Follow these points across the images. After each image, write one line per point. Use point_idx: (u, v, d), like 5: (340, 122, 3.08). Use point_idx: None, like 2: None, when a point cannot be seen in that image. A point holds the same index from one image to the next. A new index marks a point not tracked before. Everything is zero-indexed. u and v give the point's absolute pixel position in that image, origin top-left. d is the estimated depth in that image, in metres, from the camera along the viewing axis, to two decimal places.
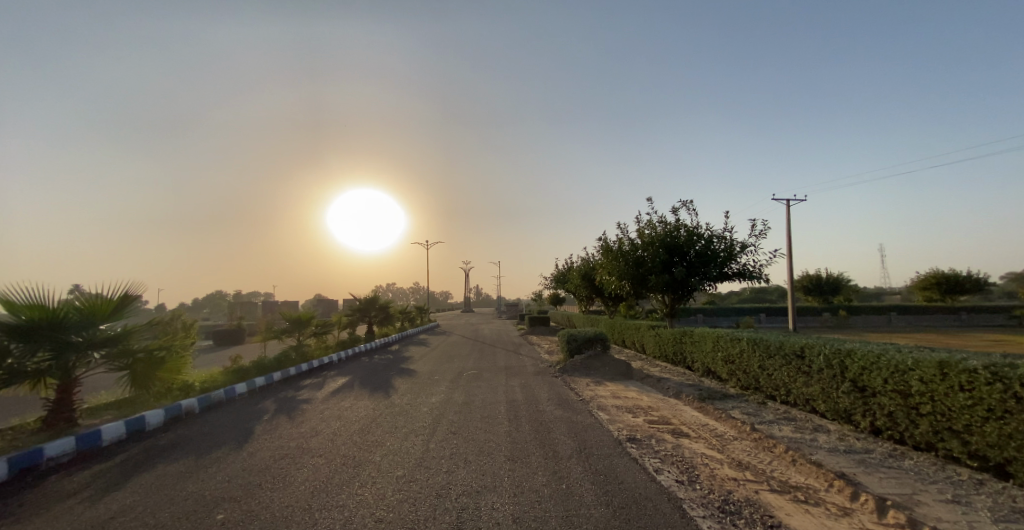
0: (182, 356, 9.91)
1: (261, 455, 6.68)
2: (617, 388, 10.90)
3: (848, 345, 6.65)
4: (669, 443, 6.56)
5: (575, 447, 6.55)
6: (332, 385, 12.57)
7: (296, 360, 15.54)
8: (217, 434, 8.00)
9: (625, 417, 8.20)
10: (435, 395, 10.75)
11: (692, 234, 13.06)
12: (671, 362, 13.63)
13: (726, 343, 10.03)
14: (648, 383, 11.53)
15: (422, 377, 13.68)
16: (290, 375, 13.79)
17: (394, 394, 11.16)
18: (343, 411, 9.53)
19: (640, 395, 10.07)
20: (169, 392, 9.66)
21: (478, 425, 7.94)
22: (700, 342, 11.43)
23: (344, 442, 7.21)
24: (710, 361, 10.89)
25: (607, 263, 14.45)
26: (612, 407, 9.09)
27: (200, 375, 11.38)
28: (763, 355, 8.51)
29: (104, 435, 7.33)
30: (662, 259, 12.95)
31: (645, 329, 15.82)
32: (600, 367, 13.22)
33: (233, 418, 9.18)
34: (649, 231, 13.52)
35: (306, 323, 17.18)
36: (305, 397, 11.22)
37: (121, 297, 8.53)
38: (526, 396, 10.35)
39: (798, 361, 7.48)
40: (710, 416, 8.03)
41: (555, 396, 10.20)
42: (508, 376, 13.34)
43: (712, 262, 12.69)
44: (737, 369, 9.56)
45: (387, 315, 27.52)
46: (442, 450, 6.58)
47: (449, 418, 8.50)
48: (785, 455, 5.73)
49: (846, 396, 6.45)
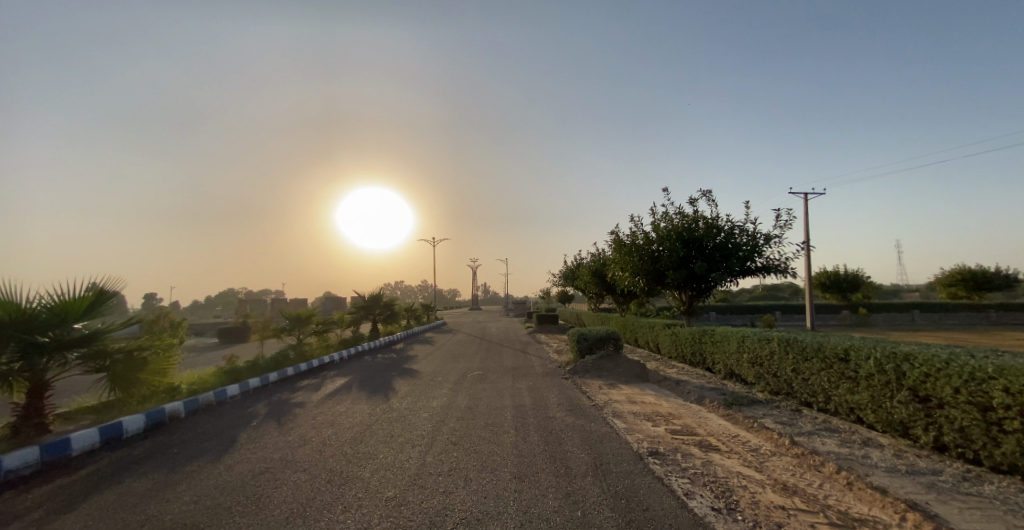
0: (166, 356, 9.26)
1: (241, 468, 6.00)
2: (632, 392, 10.11)
3: (904, 347, 5.84)
4: (697, 459, 5.77)
5: (591, 463, 5.79)
6: (330, 387, 11.90)
7: (294, 359, 14.91)
8: (198, 443, 7.33)
9: (644, 426, 7.40)
10: (437, 398, 10.03)
11: (713, 226, 12.21)
12: (689, 363, 12.83)
13: (752, 344, 9.24)
14: (666, 385, 10.73)
15: (424, 378, 12.99)
16: (286, 376, 13.14)
17: (394, 396, 10.46)
18: (338, 416, 8.83)
19: (658, 399, 9.29)
20: (152, 395, 9.02)
21: (481, 434, 7.18)
22: (723, 342, 10.63)
23: (333, 454, 6.48)
24: (734, 363, 10.09)
25: (620, 258, 13.63)
26: (628, 414, 8.30)
27: (189, 376, 10.73)
28: (797, 357, 7.71)
29: (74, 444, 6.67)
30: (680, 253, 12.11)
31: (660, 328, 14.99)
32: (613, 368, 12.42)
33: (220, 424, 8.51)
34: (666, 223, 12.69)
35: (306, 321, 16.55)
36: (300, 399, 10.54)
37: (98, 294, 7.88)
38: (535, 400, 9.61)
39: (841, 366, 6.66)
40: (740, 425, 7.20)
41: (565, 401, 9.46)
42: (515, 377, 12.58)
43: (735, 255, 11.83)
44: (766, 372, 8.76)
45: (392, 313, 26.85)
46: (441, 465, 5.85)
47: (450, 426, 7.76)
48: (839, 477, 4.91)
49: (903, 406, 5.65)
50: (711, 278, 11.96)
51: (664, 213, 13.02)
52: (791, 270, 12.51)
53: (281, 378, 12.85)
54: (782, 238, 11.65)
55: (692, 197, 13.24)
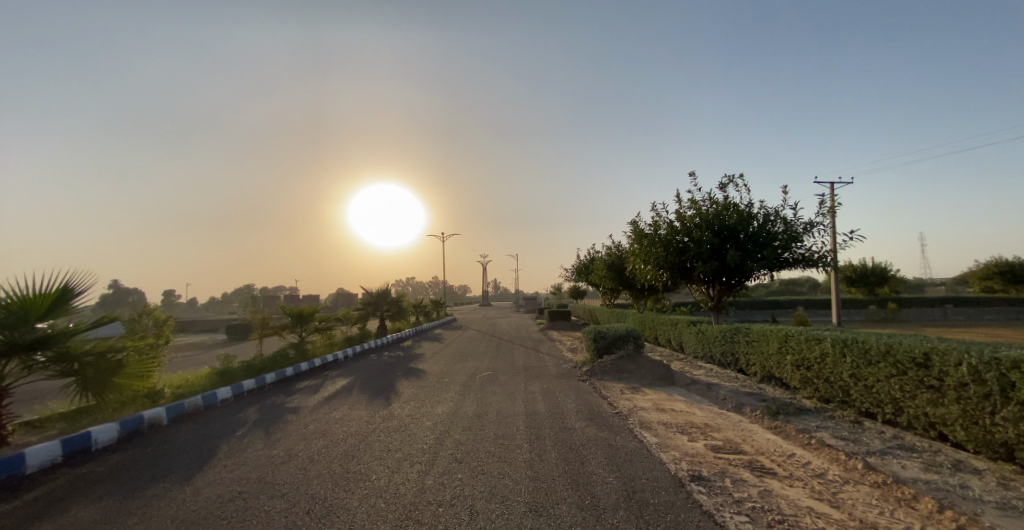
0: (146, 358, 8.42)
1: (208, 494, 5.08)
2: (659, 397, 9.11)
3: (1007, 352, 4.82)
4: (752, 487, 4.76)
5: (622, 492, 4.81)
6: (329, 389, 11.04)
7: (295, 359, 14.11)
8: (171, 457, 6.45)
9: (679, 442, 6.39)
10: (442, 403, 9.11)
11: (746, 213, 11.11)
12: (718, 364, 11.82)
13: (797, 344, 8.26)
14: (696, 389, 9.72)
15: (430, 379, 12.10)
16: (286, 377, 12.31)
17: (396, 400, 9.55)
18: (334, 424, 7.95)
19: (689, 406, 8.28)
20: (130, 402, 8.18)
21: (490, 450, 6.23)
22: (760, 342, 9.64)
23: (320, 473, 5.57)
24: (774, 366, 9.10)
25: (641, 250, 12.57)
26: (658, 425, 7.29)
27: (176, 379, 9.90)
28: (858, 362, 6.74)
29: (29, 460, 5.80)
30: (710, 243, 11.02)
31: (683, 325, 13.96)
32: (635, 369, 11.38)
33: (203, 431, 7.65)
34: (692, 211, 11.63)
35: (308, 318, 15.80)
36: (295, 404, 9.67)
37: (62, 291, 7.06)
38: (550, 406, 8.65)
39: (922, 373, 5.72)
40: (793, 441, 6.18)
41: (585, 408, 8.48)
42: (528, 379, 11.62)
43: (771, 245, 10.71)
44: (815, 377, 7.80)
45: (400, 309, 26.03)
46: (443, 492, 4.91)
47: (455, 438, 6.82)
48: (943, 519, 3.87)
49: (1007, 424, 4.64)
50: (745, 269, 10.86)
51: (690, 200, 11.95)
52: (834, 261, 11.36)
53: (280, 379, 12.00)
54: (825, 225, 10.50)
55: (721, 182, 12.15)
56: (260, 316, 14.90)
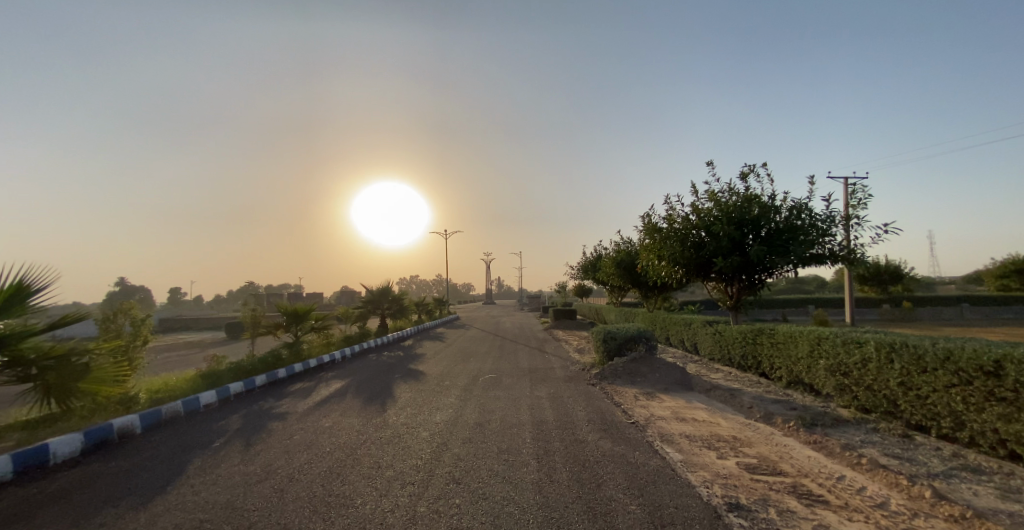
0: (117, 362, 7.65)
1: (164, 523, 4.34)
2: (678, 405, 8.35)
3: None
4: (804, 521, 4.00)
5: (649, 524, 4.06)
6: (322, 393, 10.31)
7: (288, 359, 13.41)
8: (134, 474, 5.71)
9: (708, 460, 5.63)
10: (442, 410, 8.39)
11: (769, 205, 10.36)
12: (737, 368, 11.06)
13: (832, 348, 7.52)
14: (716, 395, 8.98)
15: (430, 382, 11.39)
16: (277, 379, 11.58)
17: (392, 406, 8.84)
18: (323, 432, 7.22)
19: (712, 416, 7.52)
20: (100, 409, 7.44)
21: (493, 468, 5.50)
22: (787, 345, 8.89)
23: (298, 495, 4.83)
24: (804, 370, 8.36)
25: (655, 245, 11.80)
26: (681, 438, 6.54)
27: (155, 381, 9.17)
28: (910, 368, 6.00)
29: None
30: (731, 236, 10.28)
31: (698, 326, 13.22)
32: (648, 373, 10.63)
33: (178, 441, 6.92)
34: (712, 203, 10.86)
35: (303, 317, 15.11)
36: (283, 408, 8.95)
37: (20, 288, 6.25)
38: (559, 414, 7.92)
39: (992, 383, 5.00)
40: (839, 460, 5.43)
41: (597, 416, 7.73)
42: (534, 383, 10.87)
43: (798, 239, 9.95)
44: (855, 384, 7.06)
45: (401, 307, 25.33)
46: (437, 522, 4.17)
47: (454, 453, 6.08)
48: None
49: None
50: (769, 265, 10.10)
51: (709, 191, 11.21)
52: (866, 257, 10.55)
53: (271, 382, 11.28)
54: (858, 218, 9.72)
55: (743, 172, 11.40)
56: (253, 314, 14.21)
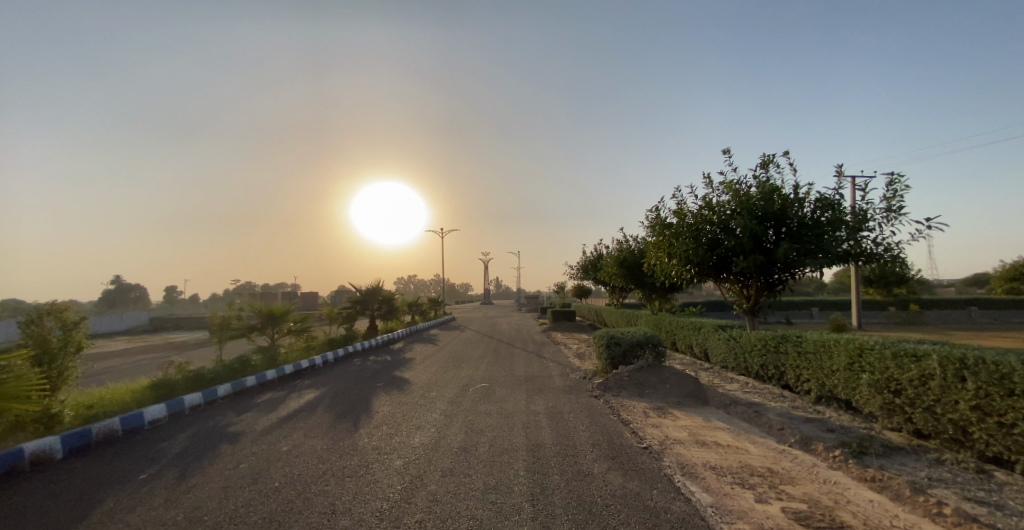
0: (35, 374, 6.44)
1: None
2: (696, 425, 7.23)
3: None
4: None
5: None
6: (289, 406, 9.12)
7: (261, 364, 12.24)
8: (26, 520, 4.51)
9: (745, 504, 4.49)
10: (422, 430, 7.23)
11: (794, 197, 9.29)
12: (757, 379, 9.95)
13: (880, 361, 6.40)
14: (737, 412, 7.87)
15: (414, 392, 10.25)
16: (244, 389, 10.38)
17: (366, 423, 7.67)
18: (276, 458, 6.04)
19: (739, 440, 6.43)
20: (13, 430, 6.21)
21: (475, 516, 4.33)
22: (820, 355, 7.77)
23: None
24: (840, 385, 7.26)
25: (664, 241, 10.69)
26: (706, 470, 5.41)
27: (95, 394, 7.96)
28: (991, 390, 4.86)
29: None
30: (752, 231, 9.20)
31: (710, 330, 12.11)
32: (658, 385, 9.52)
33: (100, 471, 5.72)
34: (729, 196, 9.77)
35: (279, 319, 14.04)
36: (241, 425, 7.77)
37: None
38: (559, 435, 6.79)
39: None
40: (912, 508, 4.30)
41: (603, 439, 6.60)
42: (530, 394, 9.74)
43: (827, 236, 8.86)
44: (911, 405, 5.94)
45: (391, 308, 24.17)
46: None
47: (429, 491, 4.91)
48: None
49: None
50: (795, 263, 9.01)
51: (725, 182, 10.14)
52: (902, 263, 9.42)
53: (236, 392, 10.09)
54: (897, 212, 8.65)
55: (763, 160, 10.33)
56: (224, 317, 12.76)
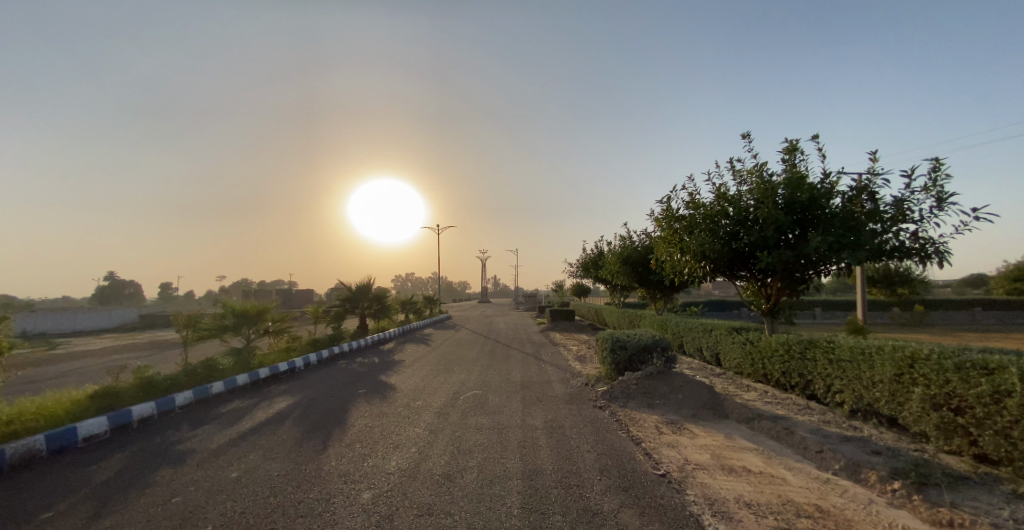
0: None
1: None
2: (718, 445, 6.26)
3: None
4: None
5: None
6: (254, 417, 8.07)
7: (233, 368, 11.18)
8: None
9: None
10: (400, 450, 6.22)
11: (826, 185, 8.30)
12: (778, 387, 8.98)
13: (939, 374, 5.44)
14: (763, 429, 6.92)
15: (396, 401, 9.23)
16: (207, 396, 9.31)
17: (336, 441, 6.64)
18: (219, 489, 5.00)
19: (772, 465, 5.48)
20: None
21: None
22: (858, 364, 6.80)
23: None
24: (884, 398, 6.31)
25: (676, 235, 9.69)
26: (740, 508, 4.42)
27: (23, 407, 6.87)
28: None
29: None
30: (778, 223, 8.22)
31: (722, 333, 11.16)
32: (669, 394, 8.55)
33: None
34: (752, 185, 8.77)
35: (257, 319, 12.98)
36: (191, 442, 6.73)
37: None
38: (560, 458, 5.79)
39: None
40: None
41: (612, 463, 5.60)
42: (527, 404, 8.75)
43: (863, 228, 7.88)
44: (980, 427, 4.97)
45: (382, 307, 23.11)
46: None
47: None
48: None
49: None
50: (826, 258, 8.05)
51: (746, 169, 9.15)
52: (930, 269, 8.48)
53: (198, 401, 9.05)
54: (943, 201, 7.73)
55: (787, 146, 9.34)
56: (194, 315, 11.66)
